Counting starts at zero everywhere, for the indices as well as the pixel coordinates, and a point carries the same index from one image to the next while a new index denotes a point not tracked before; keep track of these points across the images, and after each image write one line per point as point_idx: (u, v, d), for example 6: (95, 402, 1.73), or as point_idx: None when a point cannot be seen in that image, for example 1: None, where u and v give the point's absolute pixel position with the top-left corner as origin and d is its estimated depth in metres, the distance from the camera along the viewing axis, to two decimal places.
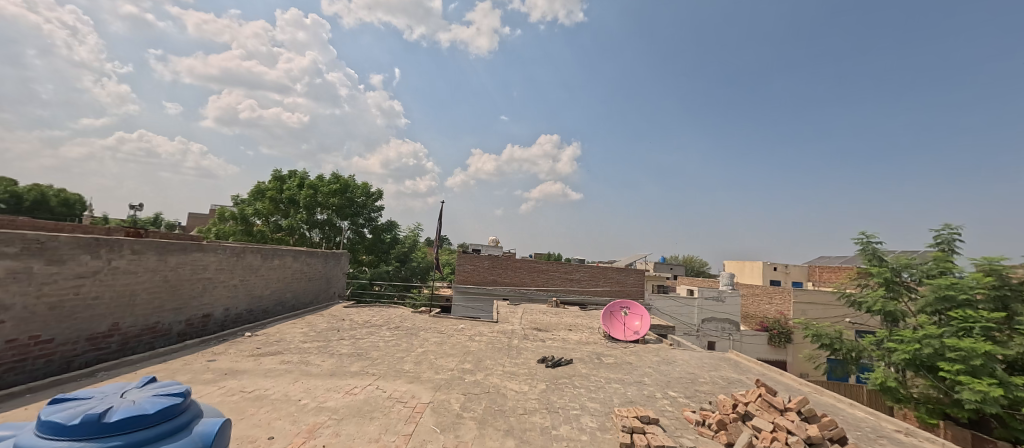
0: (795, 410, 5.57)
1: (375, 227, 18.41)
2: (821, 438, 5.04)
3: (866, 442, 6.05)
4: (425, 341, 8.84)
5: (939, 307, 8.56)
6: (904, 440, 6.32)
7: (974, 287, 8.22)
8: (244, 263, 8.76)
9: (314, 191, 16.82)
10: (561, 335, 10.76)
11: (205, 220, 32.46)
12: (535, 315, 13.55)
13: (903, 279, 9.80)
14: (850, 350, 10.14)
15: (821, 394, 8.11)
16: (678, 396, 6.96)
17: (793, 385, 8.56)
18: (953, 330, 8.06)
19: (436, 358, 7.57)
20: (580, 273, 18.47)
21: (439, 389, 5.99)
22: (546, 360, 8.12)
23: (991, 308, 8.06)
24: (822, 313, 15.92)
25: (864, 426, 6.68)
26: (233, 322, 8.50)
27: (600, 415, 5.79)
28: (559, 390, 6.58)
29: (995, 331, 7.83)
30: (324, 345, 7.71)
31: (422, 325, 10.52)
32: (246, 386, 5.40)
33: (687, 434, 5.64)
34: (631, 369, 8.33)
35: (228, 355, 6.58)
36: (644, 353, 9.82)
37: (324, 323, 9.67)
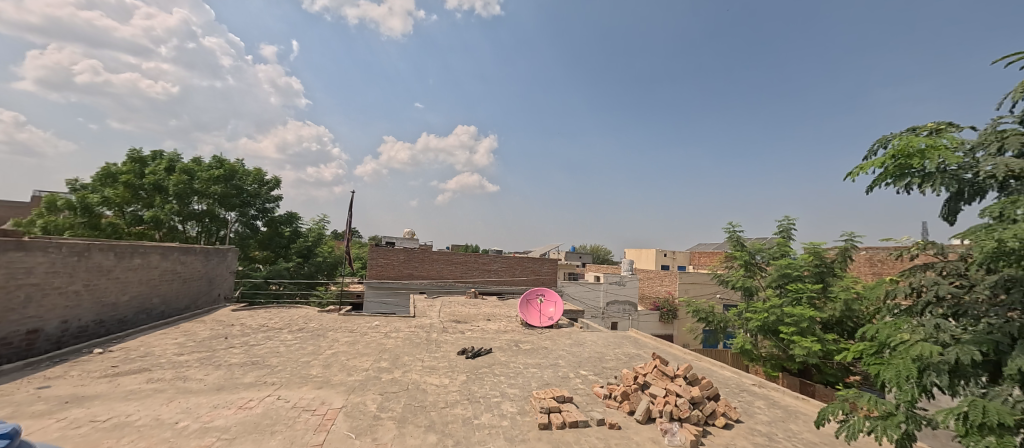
0: (682, 376, 6.38)
1: (270, 219, 16.40)
2: (702, 397, 5.88)
3: (733, 397, 7.23)
4: (335, 341, 8.18)
5: (781, 282, 10.51)
6: (759, 391, 7.69)
7: (803, 266, 10.29)
8: (91, 264, 7.12)
9: (189, 177, 14.34)
10: (479, 326, 10.84)
11: (26, 210, 25.58)
12: (453, 307, 13.44)
13: (757, 260, 11.86)
14: (720, 321, 11.95)
15: (699, 361, 9.47)
16: (588, 374, 7.51)
17: (678, 355, 9.86)
18: (789, 300, 10.00)
19: (348, 359, 7.07)
20: (497, 264, 18.76)
21: (353, 392, 5.61)
22: (467, 351, 8.12)
23: (814, 281, 10.18)
24: (700, 290, 18.59)
25: (731, 384, 7.98)
26: (76, 338, 6.87)
27: (519, 400, 5.99)
28: (479, 380, 6.65)
29: (816, 299, 9.90)
30: (208, 356, 6.66)
31: (331, 325, 9.71)
32: (99, 414, 4.41)
33: (597, 408, 6.15)
34: (547, 353, 8.75)
35: (69, 379, 5.30)
36: (558, 337, 10.40)
37: (208, 331, 8.35)
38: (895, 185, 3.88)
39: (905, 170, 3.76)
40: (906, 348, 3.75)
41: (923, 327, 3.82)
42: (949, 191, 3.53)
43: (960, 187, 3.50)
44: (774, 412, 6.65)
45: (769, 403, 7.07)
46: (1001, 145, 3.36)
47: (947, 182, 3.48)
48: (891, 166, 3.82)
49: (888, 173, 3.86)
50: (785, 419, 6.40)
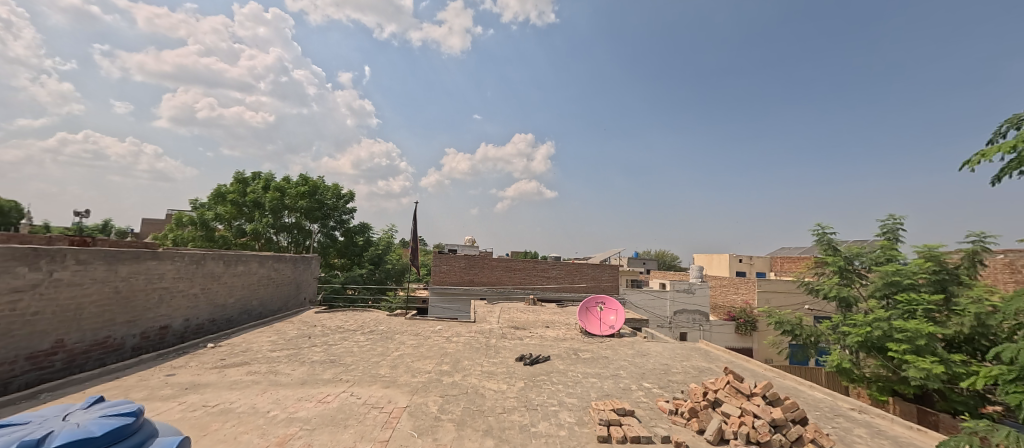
0: (761, 395, 5.80)
1: (347, 229, 17.95)
2: (785, 420, 5.30)
3: (825, 421, 6.40)
4: (401, 344, 8.69)
5: (887, 292, 9.15)
6: (858, 417, 6.73)
7: (916, 273, 8.88)
8: (206, 271, 8.33)
9: (281, 194, 16.26)
10: (538, 333, 10.85)
11: (160, 226, 30.77)
12: (513, 314, 13.58)
13: (855, 267, 10.45)
14: (809, 335, 10.69)
15: (784, 378, 8.55)
16: (652, 387, 7.15)
17: (758, 371, 9.01)
18: (899, 313, 8.65)
19: (413, 361, 7.46)
20: (557, 270, 18.65)
21: (416, 393, 5.91)
22: (524, 358, 8.16)
23: (933, 290, 8.70)
24: (783, 300, 16.83)
25: (822, 406, 7.09)
26: (195, 334, 8.06)
27: (578, 410, 5.87)
28: (537, 387, 6.63)
29: (936, 313, 8.45)
30: (295, 353, 7.45)
31: (398, 328, 10.34)
32: (209, 400, 5.12)
33: (662, 423, 5.82)
34: (607, 363, 8.49)
35: (188, 369, 6.23)
36: (620, 347, 10.03)
37: (295, 330, 9.32)
38: None
39: None
40: None
41: None
42: None
43: None
44: (879, 443, 5.78)
45: (872, 431, 6.16)
46: None
47: None
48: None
49: (1020, 158, 3.26)
50: None
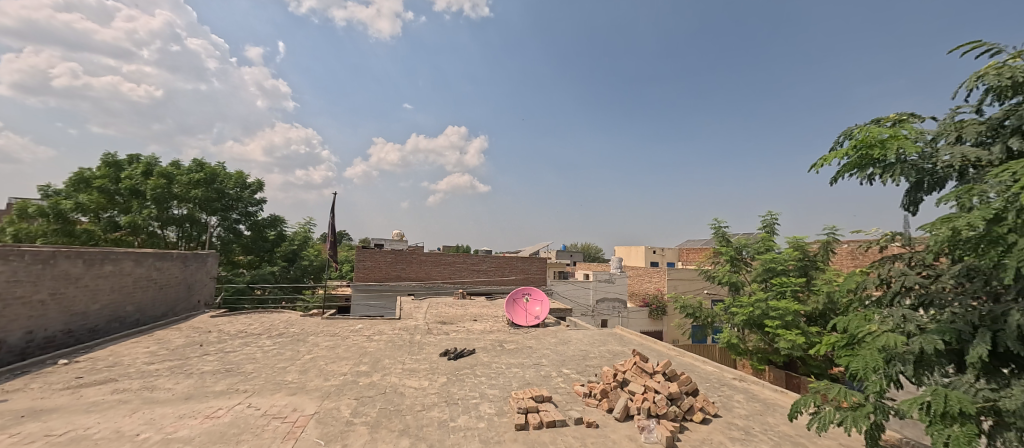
0: (661, 372, 6.40)
1: (254, 223, 16.19)
2: (679, 393, 5.90)
3: (713, 391, 7.27)
4: (314, 346, 8.07)
5: (765, 276, 10.59)
6: (740, 385, 7.75)
7: (787, 260, 10.39)
8: (58, 272, 6.93)
9: (168, 181, 14.09)
10: (465, 327, 10.79)
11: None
12: (440, 309, 13.33)
13: (743, 255, 11.92)
14: (707, 317, 12.01)
15: (683, 356, 9.54)
16: (570, 373, 7.51)
17: (663, 351, 9.92)
18: (774, 294, 10.09)
19: (326, 364, 6.97)
20: (487, 264, 18.67)
21: (327, 398, 5.53)
22: (449, 352, 8.06)
23: (798, 275, 10.26)
24: (688, 286, 18.73)
25: (712, 378, 8.04)
26: (42, 349, 6.68)
27: (498, 400, 5.95)
28: (459, 382, 6.59)
29: (800, 293, 9.99)
30: (180, 364, 6.52)
31: (312, 329, 9.59)
32: (55, 428, 4.28)
33: (576, 406, 6.13)
34: (530, 353, 8.72)
35: (29, 392, 5.14)
36: (543, 336, 10.38)
37: (182, 338, 8.18)
38: (859, 177, 3.83)
39: (868, 160, 3.68)
40: (872, 340, 3.75)
41: (891, 318, 3.82)
42: (909, 182, 3.45)
43: (920, 177, 3.46)
44: (753, 406, 6.71)
45: (748, 396, 7.12)
46: (959, 134, 3.37)
47: (908, 171, 3.44)
48: (854, 157, 3.74)
49: (852, 163, 3.77)
50: (763, 412, 6.45)
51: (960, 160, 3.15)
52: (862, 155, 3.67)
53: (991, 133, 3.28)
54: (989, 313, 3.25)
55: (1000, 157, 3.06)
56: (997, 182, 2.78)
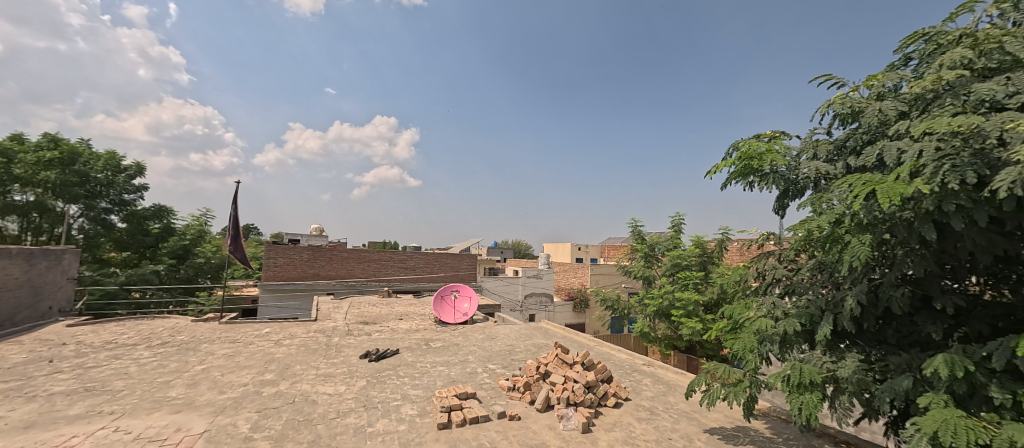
0: (580, 363, 6.80)
1: (131, 213, 13.92)
2: (595, 380, 6.32)
3: (625, 377, 7.88)
4: (210, 355, 7.20)
5: (672, 271, 11.69)
6: (648, 370, 8.51)
7: (690, 256, 11.58)
8: None
9: (7, 160, 11.57)
10: (389, 327, 10.39)
11: None
12: (362, 308, 12.67)
13: (654, 252, 13.02)
14: (624, 308, 12.94)
15: (601, 346, 10.19)
16: (496, 368, 7.62)
17: (584, 343, 10.51)
18: (679, 286, 11.18)
19: (224, 374, 6.25)
20: (415, 261, 18.12)
21: (222, 413, 4.97)
22: (370, 354, 7.70)
23: (698, 269, 11.50)
24: (608, 281, 20.02)
25: (625, 365, 8.72)
26: None
27: (421, 401, 5.83)
28: (380, 384, 6.33)
29: (700, 285, 11.20)
30: (24, 386, 5.40)
31: (208, 336, 8.53)
32: None
33: (500, 401, 6.25)
34: (456, 350, 8.67)
35: None
36: (471, 332, 10.38)
37: (29, 354, 6.77)
38: (743, 183, 4.41)
39: (749, 169, 4.26)
40: (750, 324, 4.35)
41: (764, 305, 4.46)
42: (778, 189, 4.08)
43: (786, 186, 4.10)
44: (658, 387, 7.41)
45: (655, 380, 7.85)
46: (815, 152, 4.05)
47: (778, 181, 4.06)
48: (740, 166, 4.28)
49: (738, 171, 4.30)
50: (666, 392, 7.15)
51: (814, 173, 3.80)
52: (745, 165, 4.22)
53: (837, 152, 3.98)
54: (832, 299, 3.96)
55: (842, 172, 3.74)
56: (838, 192, 3.39)
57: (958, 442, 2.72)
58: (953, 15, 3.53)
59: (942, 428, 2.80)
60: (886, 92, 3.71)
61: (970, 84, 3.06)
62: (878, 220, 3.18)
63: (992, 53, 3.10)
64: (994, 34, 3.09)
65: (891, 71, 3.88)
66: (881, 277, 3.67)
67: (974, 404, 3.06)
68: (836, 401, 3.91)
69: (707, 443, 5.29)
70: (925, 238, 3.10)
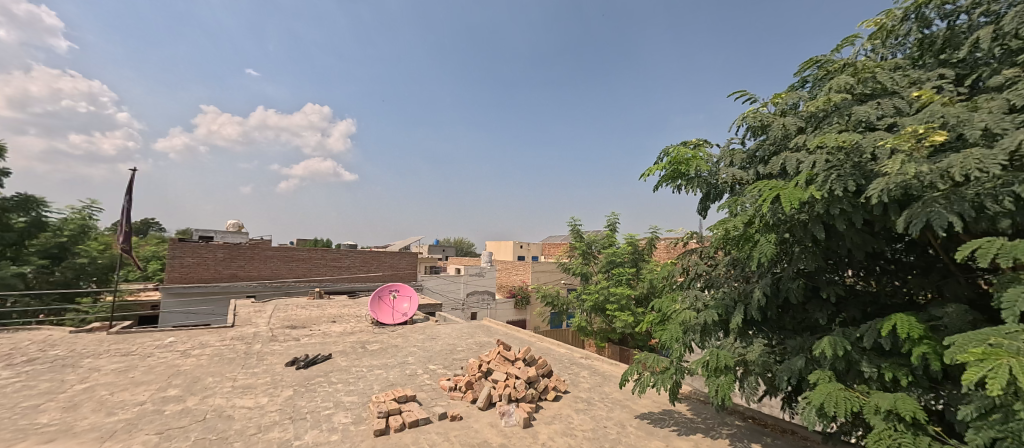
0: (522, 359, 6.89)
1: None
2: (536, 376, 6.43)
3: (564, 371, 8.12)
4: (100, 371, 6.23)
5: (608, 268, 12.24)
6: (585, 362, 8.84)
7: (624, 253, 12.20)
8: None
9: None
10: (320, 330, 9.74)
11: None
12: (290, 311, 11.76)
13: (592, 250, 13.54)
14: (563, 304, 13.32)
15: (542, 341, 10.41)
16: (437, 368, 7.45)
17: (525, 339, 10.67)
18: (614, 282, 11.76)
19: (118, 393, 5.44)
20: (350, 259, 17.16)
21: (112, 438, 4.32)
22: (299, 360, 7.16)
23: (631, 265, 12.16)
24: (548, 278, 20.52)
25: (564, 359, 8.98)
26: None
27: (355, 408, 5.53)
28: (309, 393, 5.90)
29: (633, 280, 11.85)
30: None
31: (96, 349, 7.37)
32: None
33: (441, 402, 6.12)
34: (395, 352, 8.35)
35: None
36: (411, 333, 10.07)
37: None
38: (671, 186, 4.73)
39: (677, 173, 4.57)
40: (676, 316, 4.68)
41: (688, 298, 4.83)
42: (701, 192, 4.43)
43: (708, 189, 4.46)
44: (595, 379, 7.72)
45: (592, 372, 8.18)
46: (731, 160, 4.45)
47: (701, 185, 4.41)
48: (669, 170, 4.59)
49: (667, 174, 4.59)
50: (602, 383, 7.47)
51: (730, 179, 4.17)
52: (674, 169, 4.53)
53: (749, 160, 4.40)
54: (742, 291, 4.38)
55: (752, 178, 4.15)
56: (748, 195, 3.74)
57: (837, 412, 3.14)
58: (840, 46, 4.06)
59: (827, 400, 3.21)
60: (788, 110, 4.16)
61: (852, 105, 3.52)
62: (781, 221, 3.56)
63: (867, 80, 3.60)
64: (869, 65, 3.59)
65: (792, 91, 4.37)
66: (781, 272, 4.12)
67: (850, 378, 3.53)
68: (746, 383, 4.34)
69: (638, 427, 5.61)
70: (816, 237, 3.53)
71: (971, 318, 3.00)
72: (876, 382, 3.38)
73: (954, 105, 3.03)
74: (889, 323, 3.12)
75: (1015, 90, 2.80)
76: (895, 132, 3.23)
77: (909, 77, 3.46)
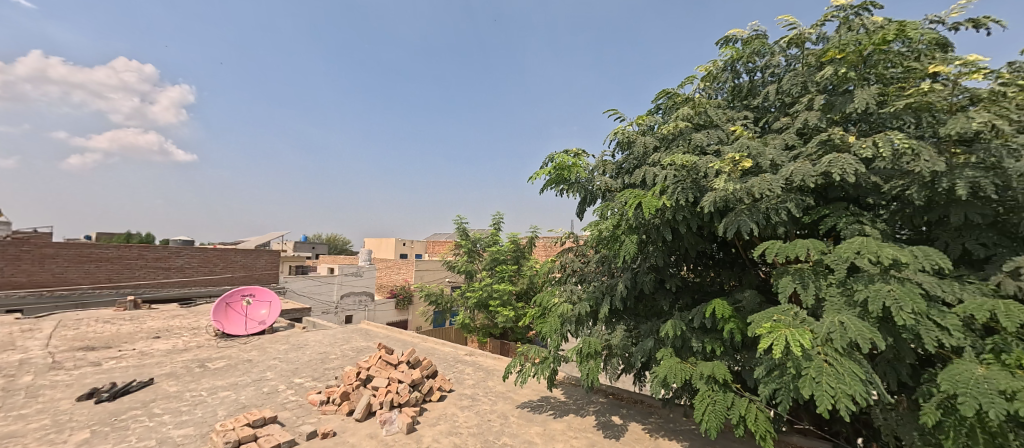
0: (406, 362, 6.70)
1: None
2: (421, 378, 6.31)
3: (448, 369, 8.09)
4: None
5: (492, 265, 12.56)
6: (469, 359, 8.95)
7: (506, 251, 12.62)
8: None
9: None
10: (138, 349, 7.87)
11: None
12: (93, 327, 9.23)
13: (476, 247, 13.74)
14: (446, 302, 13.23)
15: (425, 342, 10.19)
16: (304, 381, 6.70)
17: (407, 340, 10.32)
18: (497, 279, 12.13)
19: None
20: (183, 260, 14.20)
21: None
22: (102, 392, 5.67)
23: (514, 262, 12.65)
24: (432, 276, 20.24)
25: (448, 358, 8.95)
26: None
27: (192, 441, 4.63)
28: (117, 432, 4.72)
29: (515, 276, 12.37)
30: None
31: None
32: None
33: (310, 418, 5.51)
34: (247, 368, 7.24)
35: None
36: (269, 344, 8.86)
37: None
38: (555, 189, 5.14)
39: (559, 178, 5.00)
40: (554, 310, 5.08)
41: (565, 292, 5.29)
42: (579, 197, 4.92)
43: (584, 194, 4.96)
44: (479, 374, 7.88)
45: (476, 368, 8.32)
46: (604, 169, 5.02)
47: (579, 190, 4.91)
48: (553, 175, 4.96)
49: (550, 179, 4.97)
50: (486, 378, 7.66)
51: (602, 187, 4.70)
52: (557, 174, 4.92)
53: (617, 171, 5.02)
54: (609, 284, 4.96)
55: (620, 187, 4.76)
56: (615, 201, 4.25)
57: (676, 381, 3.77)
58: (683, 83, 4.87)
59: (669, 373, 3.84)
60: (647, 131, 4.87)
61: (690, 133, 4.26)
62: (640, 225, 4.14)
63: (702, 113, 4.41)
64: (703, 101, 4.40)
65: (650, 115, 5.11)
66: (638, 268, 4.79)
67: (685, 354, 4.28)
68: (609, 364, 4.93)
69: (518, 416, 5.91)
70: (665, 239, 4.18)
71: (759, 301, 3.90)
72: (700, 353, 4.16)
73: (755, 140, 3.90)
74: (711, 307, 3.86)
75: (790, 132, 3.71)
76: (719, 157, 4.01)
77: (728, 114, 4.34)
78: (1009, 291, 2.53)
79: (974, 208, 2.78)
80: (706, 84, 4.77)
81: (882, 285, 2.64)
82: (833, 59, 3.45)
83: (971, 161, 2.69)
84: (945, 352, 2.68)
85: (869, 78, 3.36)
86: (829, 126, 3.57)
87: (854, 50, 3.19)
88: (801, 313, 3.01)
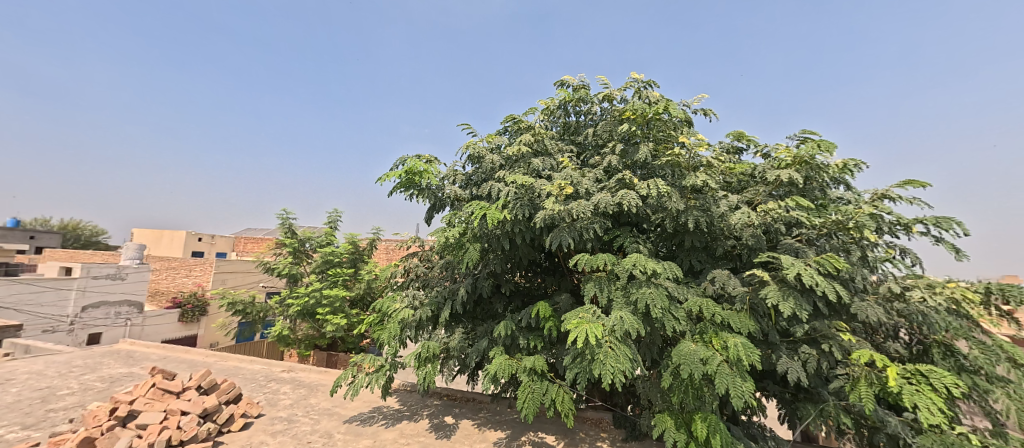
0: (194, 388, 5.65)
1: None
2: (216, 404, 5.40)
3: (256, 391, 7.06)
4: None
5: (323, 268, 11.36)
6: (285, 376, 7.98)
7: (342, 253, 11.51)
8: None
9: None
10: None
11: None
12: None
13: (305, 248, 12.28)
14: (259, 312, 11.38)
15: (224, 361, 8.61)
16: (4, 433, 4.85)
17: (197, 361, 8.53)
18: (328, 284, 11.09)
19: None
20: None
21: None
22: None
23: (350, 266, 11.70)
24: (241, 280, 17.18)
25: (258, 377, 7.79)
26: None
27: None
28: None
29: (349, 281, 11.52)
30: None
31: None
32: None
33: None
34: None
35: None
36: None
37: None
38: (404, 193, 5.19)
39: (410, 182, 5.07)
40: (394, 315, 5.09)
41: (406, 298, 5.33)
42: (428, 202, 5.12)
43: (434, 200, 5.17)
44: (298, 392, 7.13)
45: (295, 385, 7.50)
46: (453, 179, 5.34)
47: (429, 196, 5.10)
48: (404, 179, 5.01)
49: (402, 182, 4.98)
50: (306, 395, 6.99)
51: (451, 196, 5.01)
52: (408, 178, 4.99)
53: (466, 182, 5.44)
54: (450, 289, 5.26)
55: (466, 197, 5.16)
56: (462, 211, 4.59)
57: (503, 376, 4.28)
58: (526, 111, 5.59)
59: (498, 369, 4.33)
60: (494, 149, 5.42)
61: (528, 157, 4.94)
62: (481, 235, 4.59)
63: (538, 141, 5.18)
64: (539, 131, 5.17)
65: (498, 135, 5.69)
66: (478, 274, 5.23)
67: (513, 350, 4.89)
68: (445, 366, 5.21)
69: (345, 432, 5.63)
70: (502, 248, 4.73)
71: (571, 302, 4.78)
72: (525, 349, 4.82)
73: (574, 170, 4.80)
74: (535, 308, 4.53)
75: (598, 169, 4.73)
76: (549, 180, 4.78)
77: (557, 146, 5.21)
78: (709, 292, 3.83)
79: (696, 237, 4.12)
80: (544, 117, 5.58)
81: (644, 289, 3.65)
82: (628, 118, 4.57)
83: (696, 205, 3.97)
84: (675, 336, 3.86)
85: (648, 136, 4.57)
86: (623, 167, 4.70)
87: (639, 114, 4.31)
88: (597, 311, 3.87)
